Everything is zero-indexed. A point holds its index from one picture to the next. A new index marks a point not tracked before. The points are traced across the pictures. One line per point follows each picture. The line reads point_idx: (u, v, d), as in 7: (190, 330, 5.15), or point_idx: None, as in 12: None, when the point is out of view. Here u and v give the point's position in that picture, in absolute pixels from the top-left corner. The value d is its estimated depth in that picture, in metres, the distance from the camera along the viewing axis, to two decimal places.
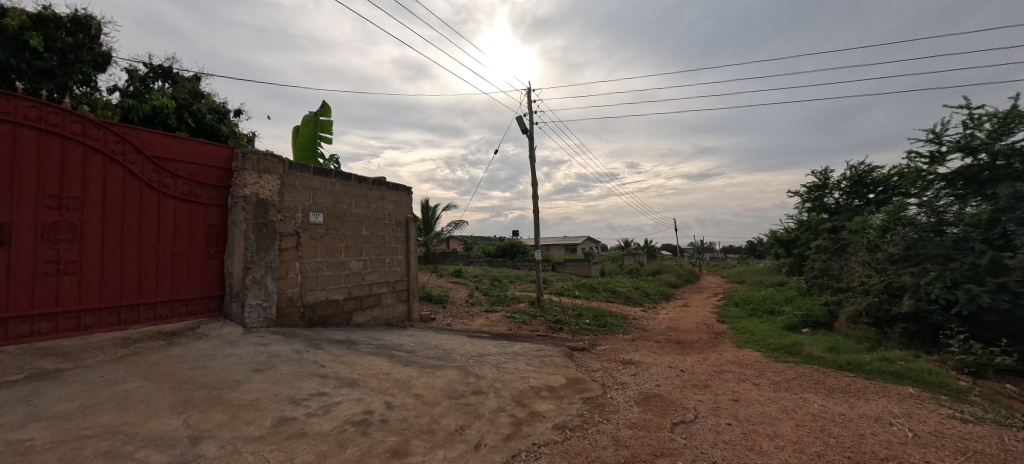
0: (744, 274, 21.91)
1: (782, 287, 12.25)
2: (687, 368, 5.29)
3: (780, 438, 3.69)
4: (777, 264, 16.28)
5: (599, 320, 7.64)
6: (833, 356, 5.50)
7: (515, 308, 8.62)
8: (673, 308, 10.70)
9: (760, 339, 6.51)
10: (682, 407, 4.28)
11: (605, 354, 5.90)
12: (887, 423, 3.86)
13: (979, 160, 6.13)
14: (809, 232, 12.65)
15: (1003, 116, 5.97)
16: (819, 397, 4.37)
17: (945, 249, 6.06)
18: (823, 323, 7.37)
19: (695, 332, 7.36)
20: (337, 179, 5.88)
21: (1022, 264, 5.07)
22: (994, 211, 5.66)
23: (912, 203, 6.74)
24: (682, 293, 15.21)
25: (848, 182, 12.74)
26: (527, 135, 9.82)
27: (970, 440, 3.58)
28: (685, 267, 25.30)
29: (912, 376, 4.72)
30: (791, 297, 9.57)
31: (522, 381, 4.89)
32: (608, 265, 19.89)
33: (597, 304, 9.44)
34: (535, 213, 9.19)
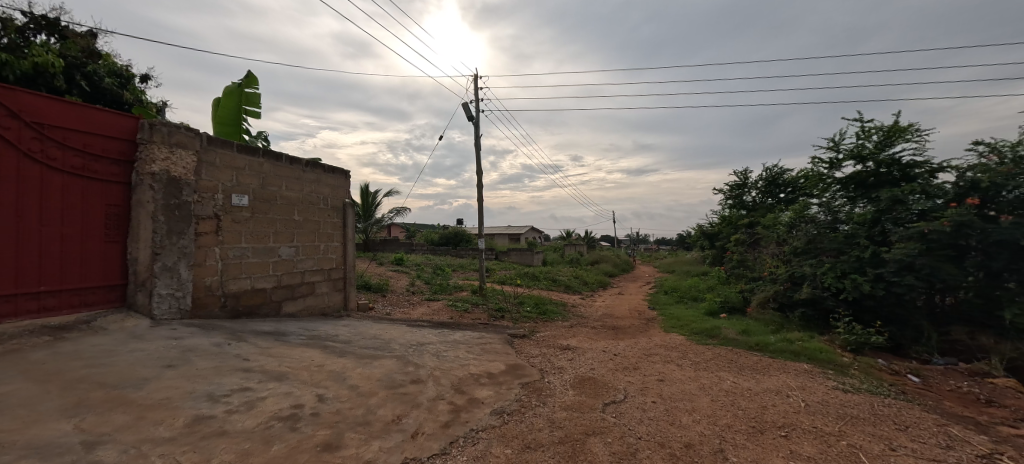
0: (673, 264, 23.61)
1: (705, 276, 13.35)
2: (619, 352, 5.60)
3: (697, 412, 4.04)
4: (702, 256, 17.71)
5: (540, 308, 7.85)
6: (745, 338, 6.10)
7: (457, 296, 8.58)
8: (609, 296, 11.27)
9: (685, 324, 7.05)
10: (614, 388, 4.53)
11: (544, 340, 6.07)
12: (785, 395, 4.37)
13: (867, 168, 7.06)
14: (730, 226, 13.88)
15: (887, 130, 6.91)
16: (731, 375, 4.83)
17: (838, 243, 6.91)
18: (738, 308, 8.15)
19: (628, 318, 7.81)
20: (265, 159, 5.42)
21: (895, 257, 5.95)
22: (877, 212, 6.58)
23: (814, 203, 7.61)
24: (618, 282, 16.03)
25: (763, 182, 14.12)
26: (473, 122, 9.72)
27: (849, 407, 4.17)
28: (622, 258, 26.71)
29: (807, 354, 5.38)
30: (713, 285, 10.46)
31: (462, 369, 4.88)
32: (551, 255, 20.45)
33: (538, 292, 9.67)
34: (479, 202, 9.16)
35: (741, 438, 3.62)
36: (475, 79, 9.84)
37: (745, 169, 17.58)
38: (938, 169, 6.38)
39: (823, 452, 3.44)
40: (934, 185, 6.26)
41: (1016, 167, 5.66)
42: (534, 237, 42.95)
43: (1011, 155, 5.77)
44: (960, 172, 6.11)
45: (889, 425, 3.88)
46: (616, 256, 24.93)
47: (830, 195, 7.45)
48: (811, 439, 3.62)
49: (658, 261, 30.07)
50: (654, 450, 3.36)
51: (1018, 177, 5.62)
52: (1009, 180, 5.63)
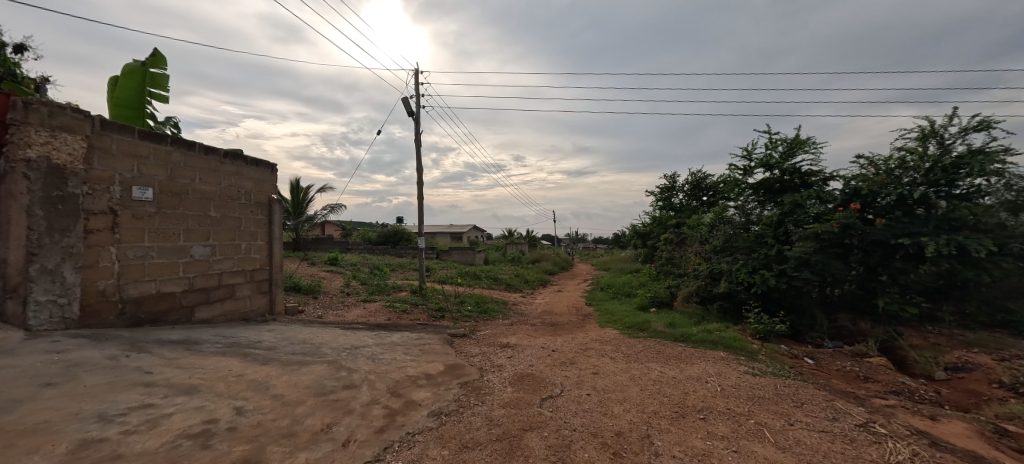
0: (609, 261, 24.84)
1: (638, 273, 14.15)
2: (557, 348, 5.74)
3: (627, 402, 4.26)
4: (635, 254, 18.77)
5: (481, 306, 7.84)
6: (672, 330, 6.55)
7: (395, 297, 8.30)
8: (549, 293, 11.55)
9: (619, 318, 7.42)
10: (551, 383, 4.64)
11: (484, 339, 6.06)
12: (705, 381, 4.76)
13: (774, 175, 7.89)
14: (660, 226, 14.85)
15: (790, 142, 7.76)
16: (658, 365, 5.16)
17: (750, 242, 7.65)
18: (666, 302, 8.75)
19: (566, 315, 8.05)
20: (174, 147, 4.84)
21: (795, 254, 6.72)
22: (782, 214, 7.37)
23: (731, 205, 8.35)
24: (558, 280, 16.47)
25: (689, 186, 15.29)
26: (414, 117, 9.47)
27: (757, 389, 4.63)
28: (562, 256, 27.55)
29: (725, 343, 5.90)
30: (644, 282, 11.11)
31: (399, 371, 4.73)
32: (493, 253, 20.54)
33: (479, 291, 9.65)
34: (420, 199, 8.94)
35: (666, 423, 3.87)
36: (416, 74, 9.59)
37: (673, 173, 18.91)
38: (830, 177, 7.30)
39: (736, 431, 3.79)
40: (826, 192, 7.14)
41: (887, 178, 6.64)
42: (478, 236, 42.87)
43: (884, 168, 6.76)
44: (846, 181, 7.05)
45: (789, 403, 4.37)
46: (556, 255, 25.61)
47: (744, 198, 8.22)
48: (726, 421, 3.97)
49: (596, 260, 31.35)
50: (588, 440, 3.49)
51: (889, 187, 6.60)
52: (882, 189, 6.60)
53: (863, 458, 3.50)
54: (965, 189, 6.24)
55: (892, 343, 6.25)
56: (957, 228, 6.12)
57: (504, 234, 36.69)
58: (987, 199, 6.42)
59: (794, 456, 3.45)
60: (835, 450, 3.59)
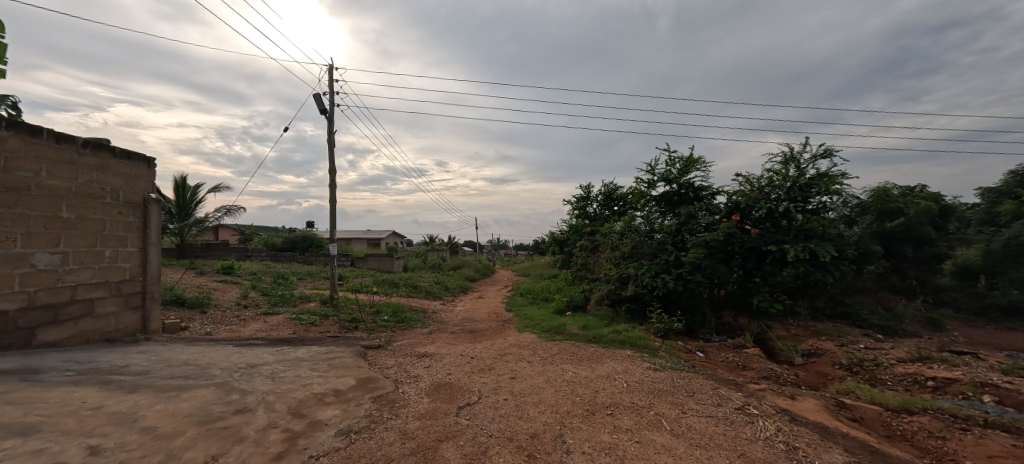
0: (529, 267, 25.60)
1: (555, 278, 14.76)
2: (475, 355, 5.74)
3: (542, 404, 4.40)
4: (554, 260, 19.57)
5: (399, 315, 7.57)
6: (585, 332, 6.91)
7: (303, 308, 7.64)
8: (469, 300, 11.53)
9: (537, 323, 7.65)
10: (469, 390, 4.62)
11: (400, 349, 5.84)
12: (613, 379, 5.10)
13: (673, 188, 8.79)
14: (576, 233, 15.70)
15: (686, 160, 8.72)
16: (572, 366, 5.42)
17: (653, 248, 8.40)
18: (580, 305, 9.22)
19: (486, 321, 8.10)
20: (12, 133, 3.96)
21: (690, 259, 7.53)
22: (679, 223, 8.23)
23: (638, 215, 9.07)
24: (479, 286, 16.52)
25: (602, 196, 16.44)
26: (327, 115, 8.88)
27: (658, 383, 5.08)
28: (484, 262, 27.73)
29: (631, 342, 6.38)
30: (561, 286, 11.61)
31: (303, 389, 4.34)
32: (413, 260, 19.93)
33: (396, 299, 9.29)
34: (332, 203, 8.38)
35: (578, 421, 4.06)
36: (330, 70, 9.01)
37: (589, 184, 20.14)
38: (717, 192, 8.33)
39: (638, 423, 4.11)
40: (714, 205, 8.14)
41: (760, 194, 7.77)
42: (399, 242, 41.32)
43: (757, 185, 7.90)
44: (729, 196, 8.10)
45: (683, 394, 4.86)
46: (478, 261, 25.68)
47: (648, 209, 9.01)
48: (630, 414, 4.29)
49: (518, 266, 32.12)
50: (503, 445, 3.52)
51: (760, 202, 7.72)
52: (756, 203, 7.70)
53: (739, 437, 4.02)
54: (815, 205, 7.55)
55: (764, 335, 7.30)
56: (809, 237, 7.37)
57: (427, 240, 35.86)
58: (830, 213, 7.84)
59: (686, 440, 3.85)
60: (719, 432, 4.07)
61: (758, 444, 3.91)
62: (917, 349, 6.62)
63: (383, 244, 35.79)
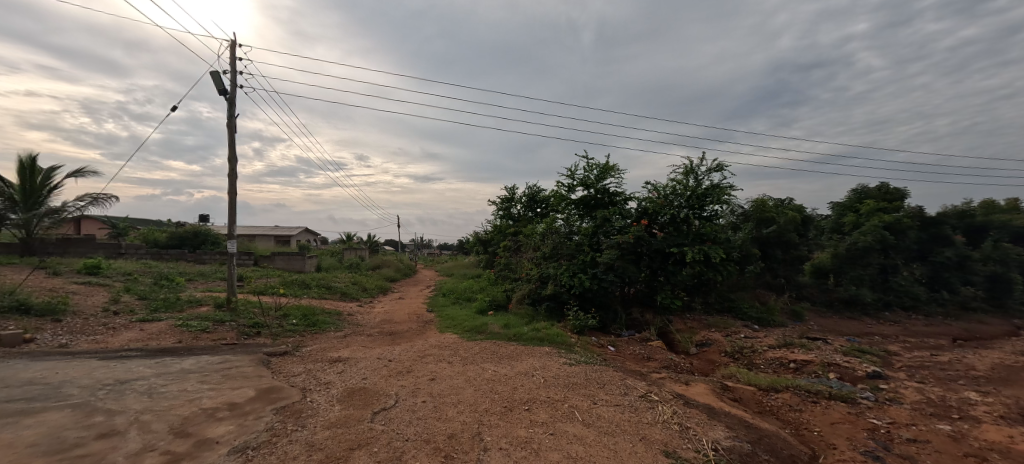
0: (453, 267, 25.43)
1: (478, 278, 14.81)
2: (394, 357, 5.56)
3: (461, 404, 4.40)
4: (478, 260, 19.67)
5: (309, 319, 7.04)
6: (506, 331, 7.07)
7: (192, 313, 6.76)
8: (389, 301, 11.12)
9: (459, 323, 7.63)
10: (385, 395, 4.47)
11: (310, 355, 5.44)
12: (531, 375, 5.29)
13: (590, 193, 9.36)
14: (500, 234, 15.95)
15: (602, 167, 9.33)
16: (492, 365, 5.51)
17: (571, 249, 8.83)
18: (502, 305, 9.35)
19: (406, 322, 7.88)
20: None
21: (604, 259, 8.07)
22: (597, 226, 8.78)
23: (559, 217, 9.47)
24: (400, 286, 15.97)
25: (526, 198, 16.93)
26: (227, 96, 7.96)
27: (573, 377, 5.37)
28: (407, 262, 26.88)
29: (549, 339, 6.66)
30: (484, 286, 11.69)
31: (189, 405, 3.84)
32: (327, 259, 18.65)
33: (307, 302, 8.63)
34: (232, 195, 7.53)
35: (495, 418, 4.15)
36: (232, 47, 8.07)
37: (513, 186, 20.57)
38: (628, 198, 9.05)
39: (553, 416, 4.32)
40: (626, 209, 8.82)
41: (665, 201, 8.60)
42: (312, 240, 38.20)
43: (663, 193, 8.73)
44: (639, 202, 8.84)
45: (594, 386, 5.20)
46: (399, 261, 24.76)
47: (568, 212, 9.47)
48: (545, 408, 4.49)
49: (442, 265, 31.66)
50: (419, 448, 3.46)
51: (665, 209, 8.55)
52: (661, 209, 8.53)
53: (641, 422, 4.42)
54: (709, 213, 8.55)
55: (666, 328, 8.08)
56: (704, 241, 8.34)
57: (344, 238, 33.71)
58: (721, 220, 8.95)
59: (596, 429, 4.13)
60: (624, 419, 4.44)
61: (657, 426, 4.35)
62: (783, 337, 7.85)
63: (293, 241, 32.83)
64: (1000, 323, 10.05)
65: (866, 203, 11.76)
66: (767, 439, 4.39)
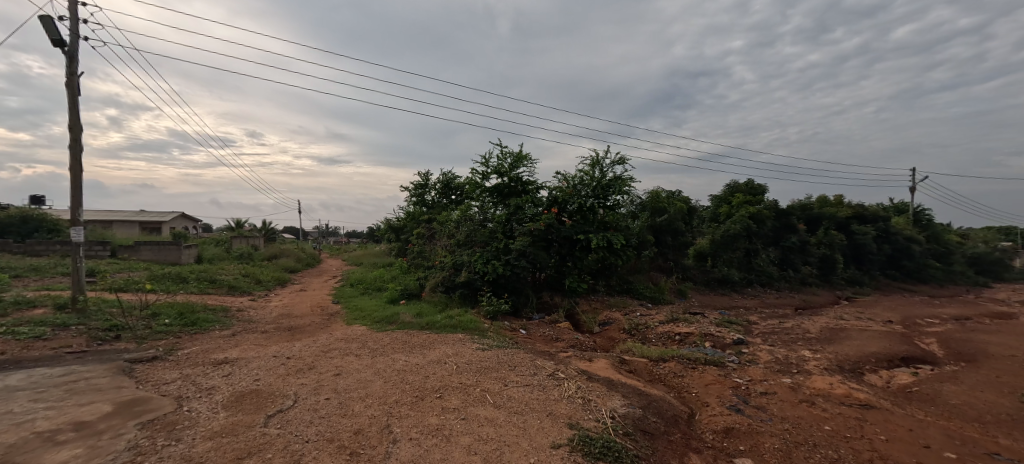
0: (362, 255, 24.15)
1: (390, 267, 14.25)
2: (293, 355, 5.15)
3: (369, 397, 4.25)
4: (389, 248, 18.92)
5: (186, 317, 6.15)
6: (419, 320, 6.95)
7: (20, 317, 5.48)
8: (288, 293, 10.20)
9: (367, 314, 7.29)
10: (282, 395, 4.12)
11: (188, 359, 4.78)
12: (443, 363, 5.28)
13: (504, 181, 9.52)
14: (413, 221, 15.55)
15: (515, 156, 9.52)
16: (404, 355, 5.40)
17: (485, 237, 8.90)
18: (415, 293, 9.13)
19: (308, 316, 7.32)
20: None
21: (517, 246, 8.30)
22: (510, 214, 8.97)
23: (473, 205, 9.47)
24: (302, 278, 14.71)
25: (440, 185, 16.67)
26: (65, 50, 6.45)
27: (485, 361, 5.51)
28: (309, 251, 24.81)
29: (463, 326, 6.71)
30: (396, 275, 11.30)
31: (16, 430, 3.13)
32: (211, 249, 16.40)
33: (184, 298, 7.53)
34: (77, 173, 6.19)
35: (406, 409, 4.08)
36: None
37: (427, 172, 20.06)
38: (540, 187, 9.39)
39: (465, 401, 4.39)
40: (538, 198, 9.16)
41: (573, 190, 9.11)
42: (191, 227, 33.17)
43: (572, 183, 9.23)
44: (550, 190, 9.23)
45: (506, 368, 5.39)
46: (301, 250, 22.73)
47: (483, 199, 9.53)
48: (457, 394, 4.53)
49: (350, 254, 29.84)
50: (321, 448, 3.26)
51: (573, 198, 9.07)
52: (569, 198, 9.03)
53: (549, 398, 4.71)
54: (612, 202, 9.25)
55: (573, 310, 8.64)
56: (607, 229, 9.05)
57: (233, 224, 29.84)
58: (622, 209, 9.74)
59: (506, 410, 4.30)
60: (533, 397, 4.69)
61: (562, 401, 4.67)
62: (671, 313, 8.92)
63: (166, 229, 28.18)
64: (826, 294, 12.59)
65: (737, 196, 13.76)
66: (656, 403, 4.98)
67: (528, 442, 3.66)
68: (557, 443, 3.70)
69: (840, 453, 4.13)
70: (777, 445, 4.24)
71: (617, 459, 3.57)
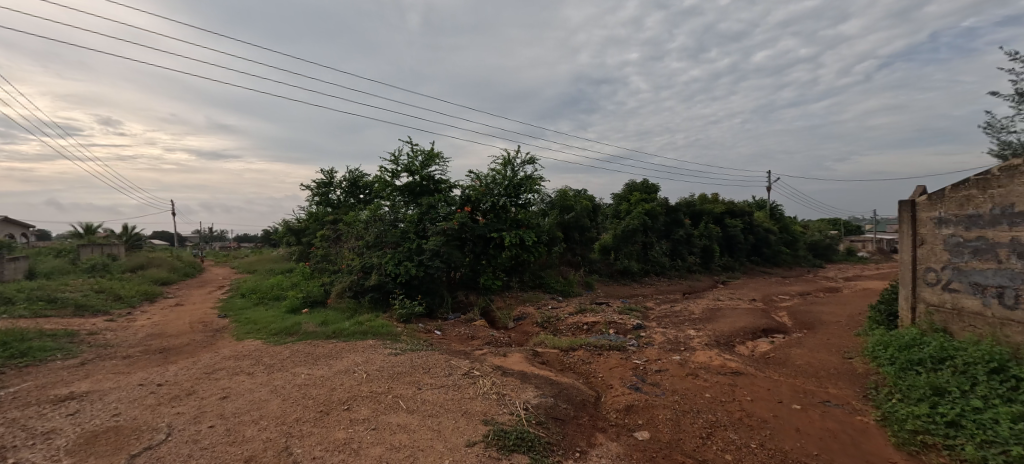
0: (256, 262, 21.71)
1: (291, 274, 13.03)
2: (166, 381, 4.48)
3: (264, 419, 3.86)
4: (288, 252, 17.28)
5: (13, 348, 4.97)
6: (323, 328, 6.50)
7: None
8: (159, 309, 8.78)
9: (262, 327, 6.61)
10: (151, 428, 3.56)
11: (16, 399, 3.88)
12: (352, 372, 5.02)
13: (415, 180, 9.32)
14: (317, 222, 14.45)
15: (427, 154, 9.34)
16: (306, 368, 5.02)
17: (396, 237, 8.61)
18: (319, 301, 8.48)
19: (187, 334, 6.41)
20: None
21: (430, 247, 8.18)
22: (422, 213, 8.83)
23: (383, 204, 9.11)
24: (179, 290, 12.73)
25: (346, 183, 15.68)
26: None
27: (397, 366, 5.36)
28: (187, 259, 21.55)
29: (373, 331, 6.45)
30: (296, 281, 10.39)
31: None
32: (48, 262, 13.38)
33: (8, 324, 6.07)
34: None
35: (308, 427, 3.78)
36: None
37: (331, 170, 18.71)
38: (453, 186, 9.36)
39: (375, 410, 4.23)
40: (450, 197, 9.14)
41: (486, 189, 9.26)
42: (16, 234, 26.59)
43: (484, 182, 9.35)
44: (463, 189, 9.27)
45: (419, 372, 5.31)
46: (176, 258, 19.67)
47: (393, 199, 9.22)
48: (367, 404, 4.34)
49: (242, 260, 26.63)
50: None
51: (486, 196, 9.22)
52: (482, 197, 9.16)
53: (464, 397, 4.76)
54: (523, 201, 9.58)
55: (488, 307, 8.79)
56: (520, 226, 9.36)
57: (82, 229, 24.65)
58: (533, 207, 10.13)
59: (419, 414, 4.24)
60: (447, 398, 4.69)
61: (477, 399, 4.75)
62: (579, 304, 9.56)
63: None
64: (707, 280, 14.53)
65: (635, 194, 15.19)
66: (565, 391, 5.31)
67: (443, 444, 3.66)
68: (472, 440, 3.76)
69: (718, 416, 4.82)
70: (669, 416, 4.80)
71: (530, 448, 3.74)
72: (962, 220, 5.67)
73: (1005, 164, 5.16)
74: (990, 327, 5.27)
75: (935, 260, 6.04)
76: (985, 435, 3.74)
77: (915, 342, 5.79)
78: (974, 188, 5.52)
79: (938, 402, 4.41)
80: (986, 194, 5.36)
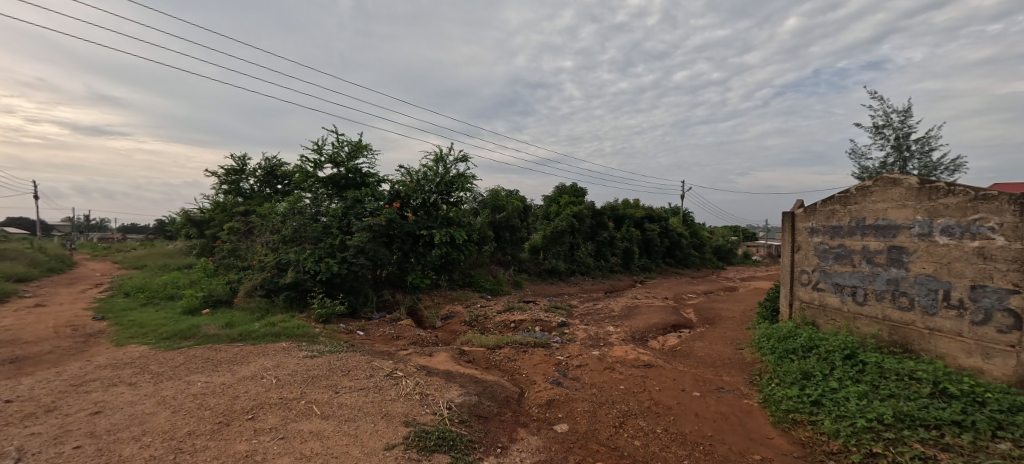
0: (146, 256, 19.03)
1: (190, 270, 11.66)
2: (18, 397, 3.80)
3: (147, 435, 3.44)
4: (188, 246, 15.37)
5: None
6: (228, 331, 5.96)
7: None
8: (11, 311, 7.35)
9: (152, 331, 5.86)
10: None
11: None
12: (259, 379, 4.66)
13: (340, 171, 8.85)
14: (224, 213, 13.07)
15: (354, 145, 8.89)
16: (204, 375, 4.56)
17: (317, 232, 8.13)
18: (224, 300, 7.70)
19: (51, 340, 5.47)
20: None
21: (354, 242, 7.83)
22: (347, 207, 8.42)
23: (304, 196, 8.54)
24: (39, 289, 10.69)
25: (261, 172, 14.37)
26: None
27: (313, 370, 5.08)
28: (55, 251, 18.24)
29: (288, 333, 6.04)
30: (196, 279, 9.32)
31: None
32: None
33: None
34: None
35: (204, 440, 3.44)
36: None
37: (245, 156, 17.05)
38: (382, 180, 9.03)
39: (285, 418, 3.97)
40: (379, 191, 8.82)
41: (417, 186, 9.11)
42: None
43: (415, 178, 9.19)
44: (392, 184, 9.01)
45: (337, 374, 5.08)
46: (37, 250, 16.50)
47: (315, 191, 8.69)
48: (275, 412, 4.06)
49: (129, 253, 23.13)
50: None
51: (417, 193, 9.07)
52: (412, 193, 9.00)
53: (385, 399, 4.65)
54: (455, 198, 9.53)
55: (415, 306, 8.64)
56: (450, 224, 9.33)
57: None
58: (465, 205, 10.13)
59: (335, 419, 4.07)
60: (367, 401, 4.55)
61: (399, 400, 4.67)
62: (508, 303, 9.77)
63: None
64: (627, 279, 15.61)
65: (565, 197, 15.88)
66: (489, 388, 5.42)
67: (359, 449, 3.56)
68: (391, 443, 3.70)
69: (629, 406, 5.25)
70: (586, 408, 5.12)
71: (450, 447, 3.78)
72: (828, 230, 6.75)
73: (860, 184, 6.21)
74: (845, 320, 6.34)
75: (808, 264, 7.12)
76: (839, 411, 4.50)
77: (790, 334, 6.79)
78: (837, 204, 6.58)
79: (806, 385, 5.23)
80: (845, 209, 6.42)
